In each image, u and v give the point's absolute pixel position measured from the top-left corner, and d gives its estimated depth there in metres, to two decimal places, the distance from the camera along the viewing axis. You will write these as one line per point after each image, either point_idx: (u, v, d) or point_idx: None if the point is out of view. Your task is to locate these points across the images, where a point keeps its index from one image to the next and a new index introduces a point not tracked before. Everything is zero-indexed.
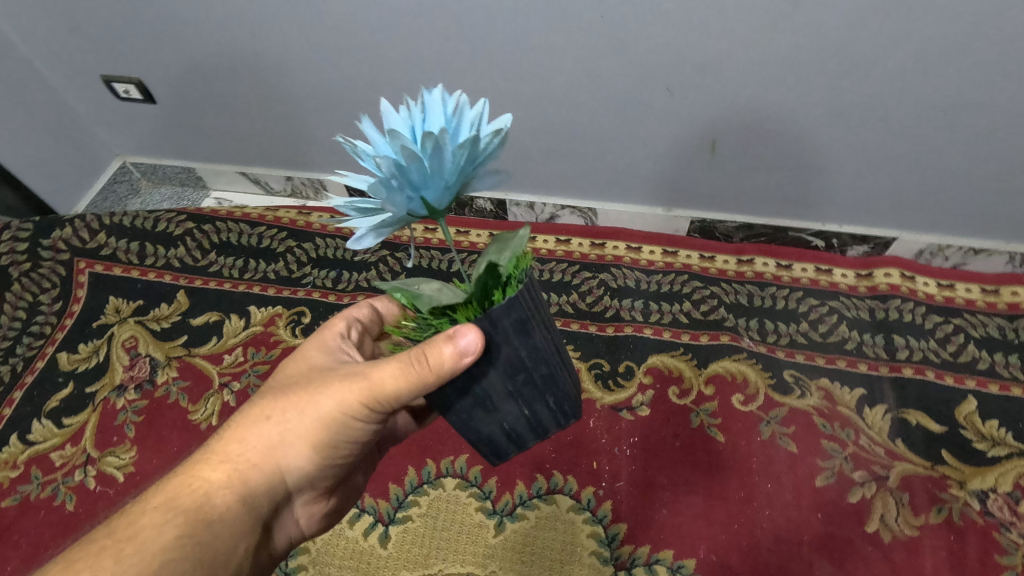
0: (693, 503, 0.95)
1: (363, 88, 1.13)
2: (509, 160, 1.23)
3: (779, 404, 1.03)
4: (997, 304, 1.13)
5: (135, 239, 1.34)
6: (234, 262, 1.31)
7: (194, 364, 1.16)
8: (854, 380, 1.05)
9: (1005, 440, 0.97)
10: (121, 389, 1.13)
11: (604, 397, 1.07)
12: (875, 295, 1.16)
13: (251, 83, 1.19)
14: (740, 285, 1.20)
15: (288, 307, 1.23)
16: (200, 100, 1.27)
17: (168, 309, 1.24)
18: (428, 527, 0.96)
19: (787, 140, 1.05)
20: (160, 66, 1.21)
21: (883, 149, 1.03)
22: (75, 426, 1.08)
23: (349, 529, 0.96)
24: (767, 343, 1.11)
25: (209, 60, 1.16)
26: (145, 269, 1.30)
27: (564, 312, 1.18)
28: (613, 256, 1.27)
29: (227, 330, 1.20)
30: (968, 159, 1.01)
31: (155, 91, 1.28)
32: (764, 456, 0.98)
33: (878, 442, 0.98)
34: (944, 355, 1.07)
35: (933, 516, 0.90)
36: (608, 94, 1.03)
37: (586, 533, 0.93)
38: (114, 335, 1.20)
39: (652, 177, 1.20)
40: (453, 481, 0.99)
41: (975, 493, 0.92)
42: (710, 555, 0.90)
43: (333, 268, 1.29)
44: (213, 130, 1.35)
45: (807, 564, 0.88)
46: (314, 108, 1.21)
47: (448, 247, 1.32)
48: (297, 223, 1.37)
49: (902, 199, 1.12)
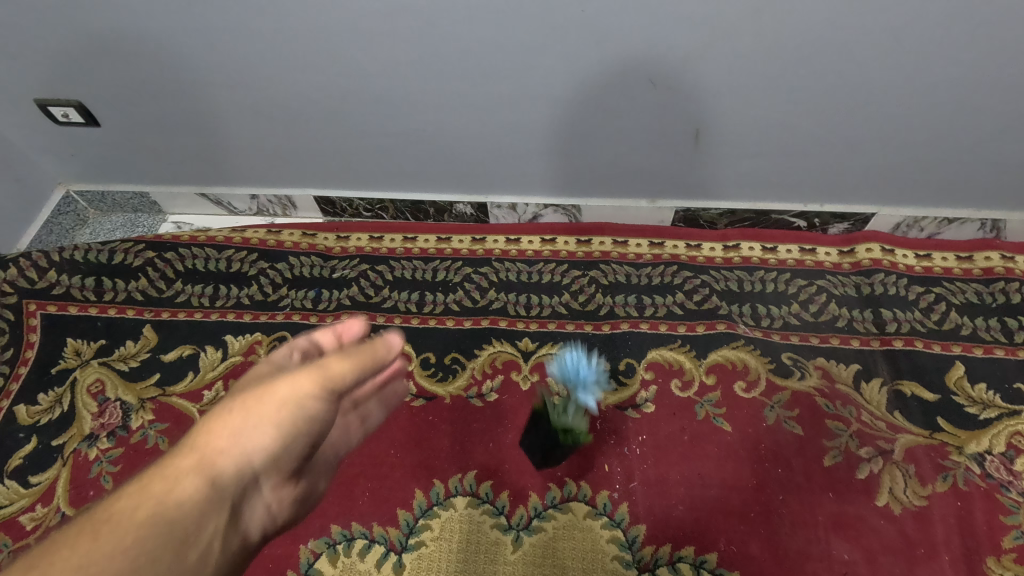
0: (709, 496, 0.94)
1: (334, 98, 1.08)
2: (490, 162, 1.20)
3: (781, 388, 1.04)
4: (972, 270, 1.17)
5: (90, 274, 1.24)
6: (204, 289, 1.23)
7: (170, 404, 1.08)
8: (849, 357, 1.07)
9: (994, 402, 1.00)
10: (92, 438, 1.04)
11: (608, 397, 1.05)
12: (859, 270, 1.19)
13: (208, 100, 1.12)
14: (729, 271, 1.21)
15: (268, 333, 1.17)
16: (152, 120, 1.18)
17: (135, 346, 1.15)
18: (443, 551, 0.92)
19: (768, 126, 1.06)
20: (102, 86, 1.11)
21: (861, 128, 1.05)
22: (44, 483, 0.99)
23: (360, 562, 0.91)
24: (762, 328, 1.12)
25: (160, 77, 1.08)
26: (105, 306, 1.20)
27: (558, 313, 1.17)
28: (600, 252, 1.26)
29: (204, 364, 1.13)
30: (941, 134, 1.04)
31: (98, 113, 1.18)
32: (772, 441, 0.99)
33: (878, 416, 1.01)
34: (930, 324, 1.11)
35: (939, 485, 0.93)
36: (590, 90, 1.01)
37: (606, 538, 0.92)
38: (77, 380, 1.10)
39: (636, 170, 1.19)
40: (464, 499, 0.96)
41: (973, 457, 0.95)
42: (732, 547, 0.90)
43: (312, 287, 1.23)
44: (168, 151, 1.26)
45: (826, 545, 0.89)
46: (279, 121, 1.15)
47: (431, 256, 1.28)
48: (268, 243, 1.31)
49: (878, 175, 1.14)
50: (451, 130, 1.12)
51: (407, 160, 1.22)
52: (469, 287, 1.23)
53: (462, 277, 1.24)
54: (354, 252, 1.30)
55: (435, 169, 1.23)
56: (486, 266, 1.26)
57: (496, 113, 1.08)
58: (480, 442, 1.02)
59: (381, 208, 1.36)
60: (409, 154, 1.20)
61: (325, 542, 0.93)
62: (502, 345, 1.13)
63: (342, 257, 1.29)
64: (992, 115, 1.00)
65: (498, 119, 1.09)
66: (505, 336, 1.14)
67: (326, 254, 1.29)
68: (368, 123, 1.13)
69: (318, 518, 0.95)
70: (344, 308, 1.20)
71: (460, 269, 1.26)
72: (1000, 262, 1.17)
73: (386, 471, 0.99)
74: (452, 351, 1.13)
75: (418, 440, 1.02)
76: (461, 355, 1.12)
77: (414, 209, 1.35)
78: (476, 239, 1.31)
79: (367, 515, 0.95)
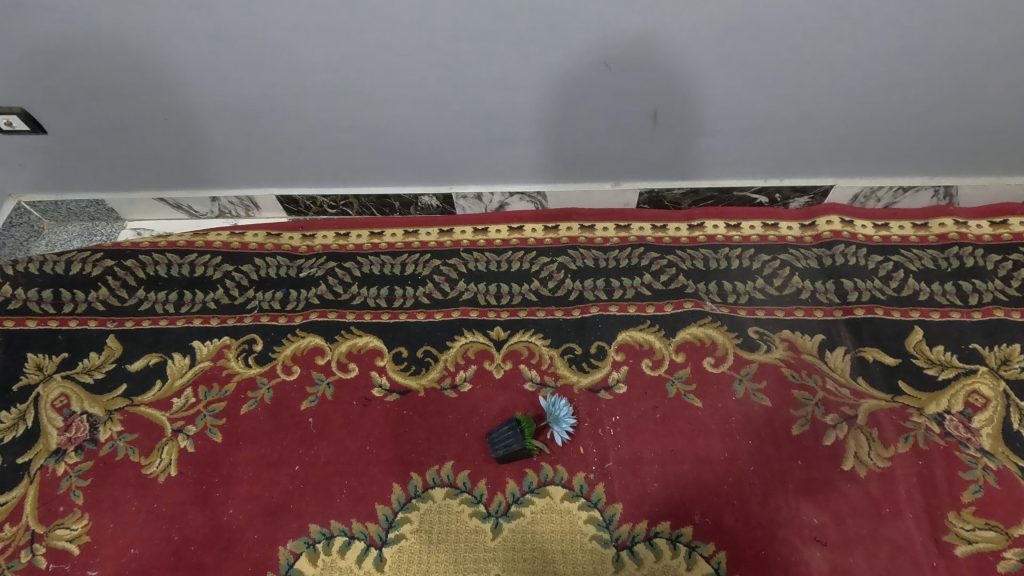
0: (682, 471, 0.96)
1: (288, 94, 1.06)
2: (452, 153, 1.19)
3: (748, 362, 1.06)
4: (927, 237, 1.21)
5: (48, 286, 1.21)
6: (168, 296, 1.21)
7: (139, 414, 1.06)
8: (813, 328, 1.10)
9: (952, 363, 1.04)
10: (59, 453, 1.02)
11: (580, 380, 1.06)
12: (820, 243, 1.21)
13: (159, 101, 1.09)
14: (695, 250, 1.23)
15: (236, 336, 1.15)
16: (102, 125, 1.15)
17: (99, 357, 1.12)
18: (423, 542, 0.92)
19: (725, 104, 1.07)
20: (45, 92, 1.07)
21: (815, 103, 1.06)
22: (11, 502, 0.97)
23: (340, 559, 0.91)
24: (728, 304, 1.14)
25: (106, 79, 1.04)
26: (65, 318, 1.17)
27: (528, 300, 1.17)
28: (567, 237, 1.27)
29: (172, 371, 1.11)
30: (891, 104, 1.07)
31: (44, 120, 1.14)
32: (742, 414, 1.01)
33: (843, 383, 1.03)
34: (889, 292, 1.14)
35: (901, 446, 0.96)
36: (547, 75, 1.01)
37: (584, 519, 0.93)
38: (40, 395, 1.08)
39: (598, 154, 1.20)
40: (442, 491, 0.96)
41: (933, 417, 0.99)
42: (706, 519, 0.92)
43: (279, 288, 1.22)
44: (121, 156, 1.23)
45: (796, 511, 0.91)
46: (234, 119, 1.12)
47: (399, 250, 1.28)
48: (232, 246, 1.29)
49: (834, 148, 1.17)
50: (410, 122, 1.12)
51: (369, 154, 1.20)
52: (439, 279, 1.22)
53: (431, 269, 1.24)
54: (320, 250, 1.28)
55: (397, 162, 1.22)
56: (455, 257, 1.26)
57: (454, 103, 1.07)
58: (455, 433, 1.02)
59: (346, 204, 1.35)
60: (370, 148, 1.19)
61: (304, 542, 0.93)
62: (474, 335, 1.13)
63: (309, 256, 1.27)
64: (938, 83, 1.02)
65: (457, 108, 1.08)
66: (476, 326, 1.14)
67: (292, 253, 1.28)
68: (325, 118, 1.11)
69: (296, 519, 0.95)
70: (313, 306, 1.19)
71: (429, 261, 1.25)
72: (953, 228, 1.21)
73: (363, 468, 0.99)
74: (424, 344, 1.13)
75: (393, 435, 1.02)
76: (433, 348, 1.12)
77: (380, 204, 1.34)
78: (443, 231, 1.31)
79: (345, 513, 0.95)
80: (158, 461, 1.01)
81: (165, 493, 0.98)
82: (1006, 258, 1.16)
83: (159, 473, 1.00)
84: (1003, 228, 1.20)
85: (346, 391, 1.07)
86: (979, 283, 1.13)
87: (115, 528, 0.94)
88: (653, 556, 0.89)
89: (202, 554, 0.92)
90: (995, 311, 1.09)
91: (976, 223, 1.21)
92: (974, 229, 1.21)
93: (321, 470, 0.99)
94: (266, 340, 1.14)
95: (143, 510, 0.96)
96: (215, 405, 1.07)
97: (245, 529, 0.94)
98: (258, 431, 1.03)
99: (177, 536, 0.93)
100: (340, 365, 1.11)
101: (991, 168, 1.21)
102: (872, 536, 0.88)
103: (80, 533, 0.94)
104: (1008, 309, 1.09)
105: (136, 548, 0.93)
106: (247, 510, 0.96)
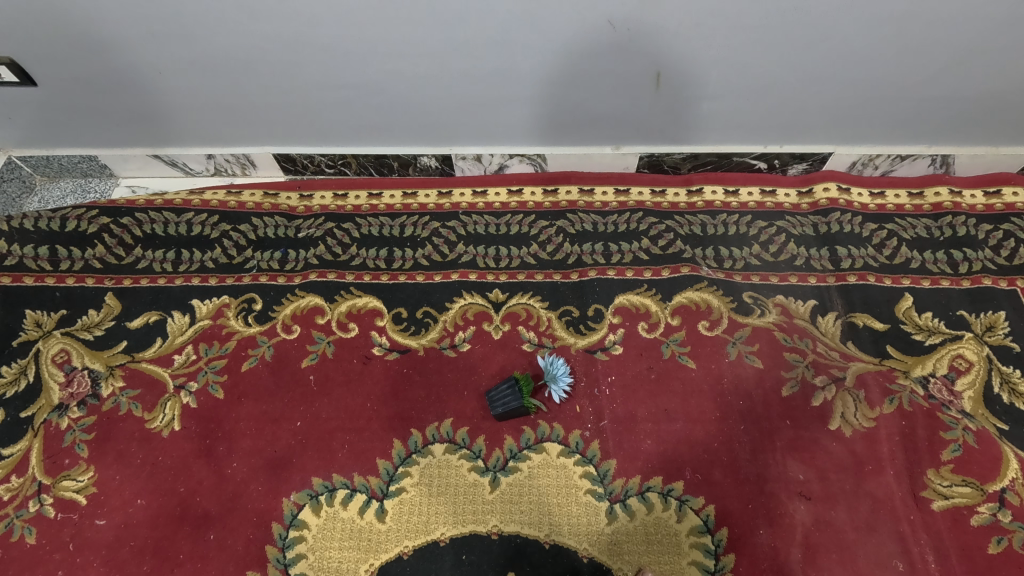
0: (675, 430, 0.99)
1: (284, 48, 1.03)
2: (454, 112, 1.18)
3: (742, 325, 1.09)
4: (922, 207, 1.22)
5: (43, 243, 1.20)
6: (165, 255, 1.20)
7: (141, 370, 1.07)
8: (806, 293, 1.12)
9: (939, 329, 1.07)
10: (62, 408, 1.03)
11: (578, 341, 1.08)
12: (817, 210, 1.23)
13: (151, 53, 1.06)
14: (693, 215, 1.24)
15: (235, 295, 1.15)
16: (92, 77, 1.12)
17: (98, 315, 1.12)
18: (424, 495, 0.95)
19: (730, 66, 1.05)
20: (30, 39, 1.04)
21: (818, 67, 1.06)
22: (15, 455, 0.98)
23: (343, 510, 0.94)
24: (724, 269, 1.16)
25: (97, 30, 1.01)
26: (61, 276, 1.17)
27: (527, 263, 1.19)
28: (567, 201, 1.28)
29: (172, 329, 1.11)
30: (893, 69, 1.06)
31: (33, 71, 1.11)
32: (732, 375, 1.04)
33: (832, 347, 1.06)
34: (882, 260, 1.16)
35: (887, 406, 0.99)
36: (550, 33, 0.99)
37: (579, 473, 0.96)
38: (40, 351, 1.08)
39: (600, 115, 1.19)
40: (441, 446, 0.99)
41: (918, 380, 1.02)
42: (697, 475, 0.95)
43: (277, 248, 1.22)
44: (114, 109, 1.20)
45: (782, 466, 0.95)
46: (231, 73, 1.10)
47: (398, 212, 1.28)
48: (229, 205, 1.28)
49: (834, 113, 1.17)
50: (408, 77, 1.09)
51: (368, 112, 1.19)
52: (438, 241, 1.23)
53: (430, 231, 1.24)
54: (319, 210, 1.28)
55: (395, 121, 1.21)
56: (454, 219, 1.26)
57: (455, 60, 1.05)
58: (454, 392, 1.04)
59: (344, 164, 1.34)
60: (369, 107, 1.17)
61: (307, 494, 0.95)
62: (473, 297, 1.14)
63: (307, 217, 1.27)
64: (941, 49, 1.02)
65: (457, 66, 1.06)
66: (475, 289, 1.16)
67: (290, 213, 1.27)
68: (322, 74, 1.09)
69: (299, 472, 0.97)
70: (312, 267, 1.19)
71: (427, 223, 1.26)
72: (948, 197, 1.23)
73: (364, 424, 1.01)
74: (424, 305, 1.14)
75: (393, 392, 1.04)
76: (433, 309, 1.13)
77: (378, 163, 1.33)
78: (441, 193, 1.31)
79: (347, 466, 0.98)
80: (161, 416, 1.02)
81: (169, 447, 0.99)
82: (997, 227, 1.18)
83: (163, 428, 1.01)
84: (996, 198, 1.22)
85: (347, 350, 1.09)
86: (970, 252, 1.15)
87: (122, 479, 0.97)
88: (645, 508, 0.93)
89: (208, 505, 0.94)
90: (984, 279, 1.12)
91: (970, 193, 1.23)
92: (968, 198, 1.22)
93: (322, 426, 1.01)
94: (265, 300, 1.15)
95: (147, 463, 0.98)
96: (217, 362, 1.08)
97: (249, 481, 0.96)
98: (260, 388, 1.05)
99: (182, 488, 0.96)
100: (340, 324, 1.12)
101: (988, 136, 1.22)
102: (854, 491, 0.92)
103: (87, 484, 0.96)
104: (996, 277, 1.12)
105: (142, 498, 0.95)
106: (250, 463, 0.98)
